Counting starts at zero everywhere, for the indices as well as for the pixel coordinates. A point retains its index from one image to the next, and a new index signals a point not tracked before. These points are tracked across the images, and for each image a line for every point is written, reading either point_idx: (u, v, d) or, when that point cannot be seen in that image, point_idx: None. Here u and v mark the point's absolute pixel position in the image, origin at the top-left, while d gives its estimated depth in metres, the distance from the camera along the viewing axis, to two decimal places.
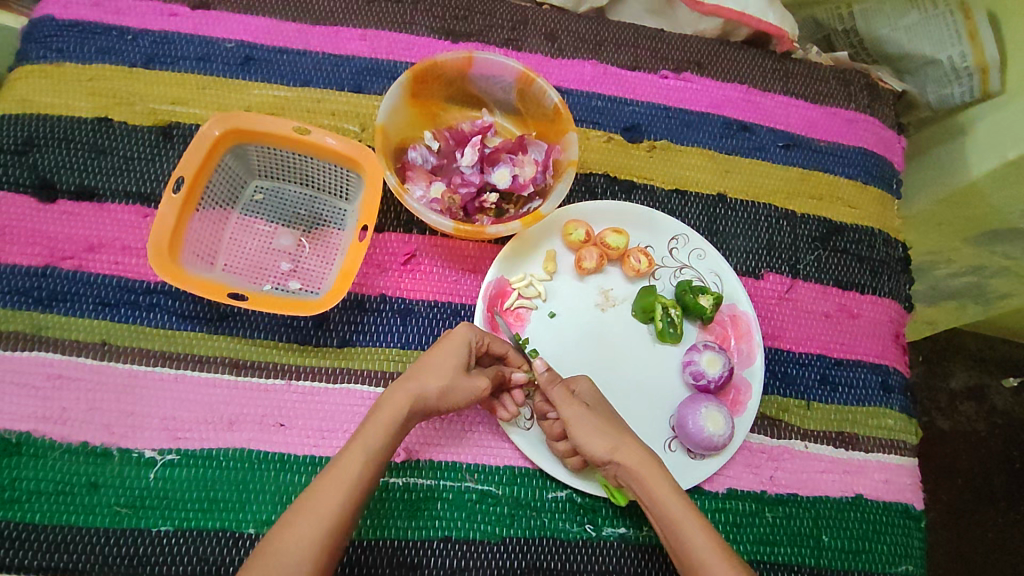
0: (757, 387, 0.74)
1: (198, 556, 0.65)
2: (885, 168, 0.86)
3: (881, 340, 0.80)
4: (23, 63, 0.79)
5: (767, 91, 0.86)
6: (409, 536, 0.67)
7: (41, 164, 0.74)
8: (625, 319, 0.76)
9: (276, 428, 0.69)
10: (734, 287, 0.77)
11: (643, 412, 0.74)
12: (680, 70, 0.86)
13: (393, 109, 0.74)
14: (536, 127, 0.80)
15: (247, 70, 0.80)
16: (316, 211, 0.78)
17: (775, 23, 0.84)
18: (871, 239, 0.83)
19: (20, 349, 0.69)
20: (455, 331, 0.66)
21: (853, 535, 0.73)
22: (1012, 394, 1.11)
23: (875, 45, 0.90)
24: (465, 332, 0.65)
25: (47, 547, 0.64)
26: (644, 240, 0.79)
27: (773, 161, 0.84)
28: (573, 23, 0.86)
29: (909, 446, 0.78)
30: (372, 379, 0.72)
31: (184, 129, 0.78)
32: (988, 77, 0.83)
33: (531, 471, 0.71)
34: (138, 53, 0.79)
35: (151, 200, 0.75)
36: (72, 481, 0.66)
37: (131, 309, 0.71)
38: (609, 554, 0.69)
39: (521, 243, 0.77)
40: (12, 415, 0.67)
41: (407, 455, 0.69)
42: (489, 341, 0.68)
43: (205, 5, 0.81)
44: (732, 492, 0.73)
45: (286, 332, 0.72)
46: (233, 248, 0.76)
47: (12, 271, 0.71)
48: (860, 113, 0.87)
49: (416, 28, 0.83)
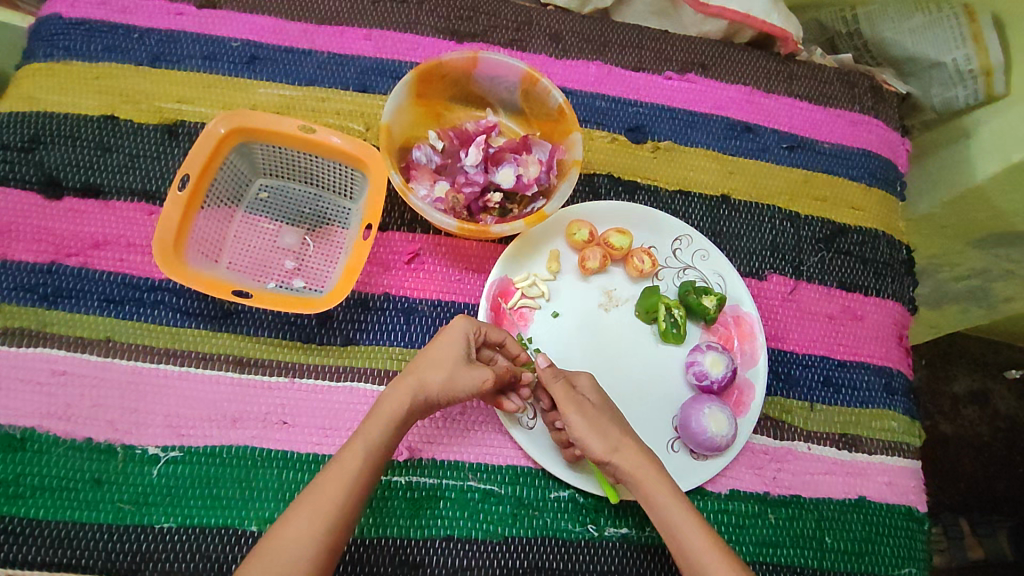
0: (760, 388, 0.73)
1: (201, 553, 0.65)
2: (889, 171, 0.86)
3: (884, 343, 0.80)
4: (29, 61, 0.79)
5: (771, 93, 0.86)
6: (411, 534, 0.67)
7: (47, 161, 0.74)
8: (628, 319, 0.76)
9: (279, 426, 0.69)
10: (738, 287, 0.77)
11: (646, 413, 0.74)
12: (685, 71, 0.86)
13: (399, 109, 0.74)
14: (541, 128, 0.80)
15: (253, 69, 0.81)
16: (321, 209, 0.78)
17: (779, 26, 0.84)
18: (875, 241, 0.83)
19: (24, 345, 0.69)
20: (452, 323, 0.65)
21: (856, 537, 0.73)
22: (1015, 399, 1.11)
23: (879, 48, 0.90)
24: (464, 323, 0.65)
25: (50, 543, 0.64)
26: (648, 240, 0.79)
27: (776, 162, 0.84)
28: (578, 23, 0.86)
29: (912, 448, 0.77)
30: (376, 378, 0.72)
31: (190, 127, 0.78)
32: (992, 79, 0.83)
33: (533, 471, 0.71)
34: (145, 51, 0.80)
35: (156, 198, 0.75)
36: (77, 477, 0.66)
37: (135, 306, 0.71)
38: (612, 554, 0.69)
39: (525, 243, 0.77)
40: (17, 411, 0.67)
41: (409, 454, 0.69)
42: (487, 331, 0.67)
43: (211, 4, 0.82)
44: (735, 494, 0.73)
45: (289, 330, 0.72)
46: (238, 246, 0.76)
47: (18, 268, 0.71)
48: (864, 115, 0.87)
49: (421, 28, 0.84)
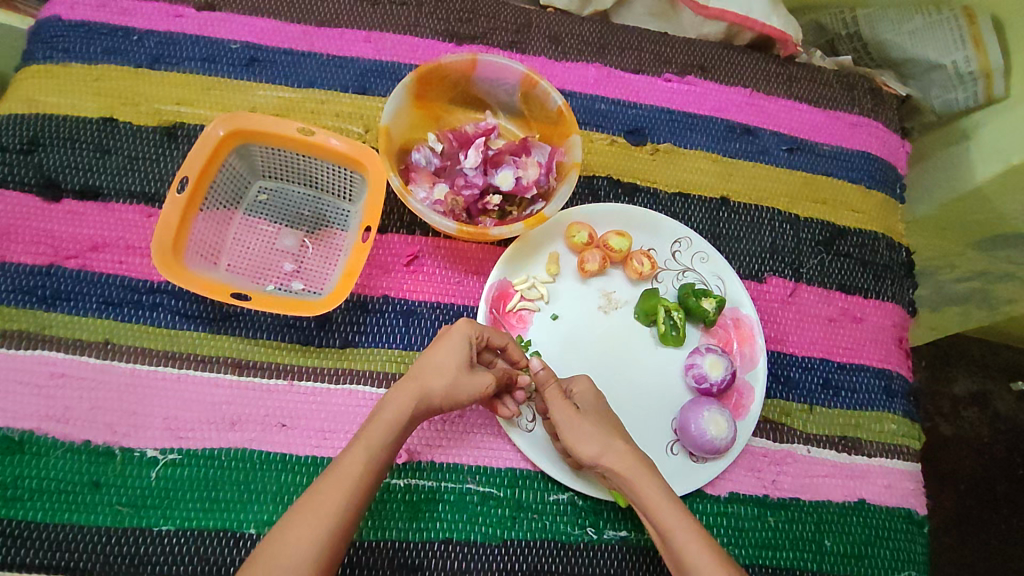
0: (759, 391, 0.73)
1: (199, 556, 0.65)
2: (889, 173, 0.86)
3: (884, 346, 0.80)
4: (28, 63, 0.79)
5: (771, 95, 0.86)
6: (410, 537, 0.67)
7: (46, 163, 0.74)
8: (627, 321, 0.76)
9: (278, 428, 0.69)
10: (737, 290, 0.77)
11: (645, 415, 0.74)
12: (684, 73, 0.86)
13: (398, 111, 0.74)
14: (540, 130, 0.80)
15: (252, 71, 0.80)
16: (320, 211, 0.78)
17: (778, 27, 0.84)
18: (874, 243, 0.83)
19: (22, 348, 0.69)
20: (453, 327, 0.65)
21: (855, 540, 0.73)
22: (1016, 401, 1.10)
23: (878, 50, 0.90)
24: (467, 328, 0.65)
25: (49, 546, 0.64)
26: (646, 243, 0.79)
27: (776, 164, 0.84)
28: (577, 26, 0.86)
29: (912, 451, 0.77)
30: (374, 380, 0.72)
31: (189, 129, 0.78)
32: (992, 82, 0.83)
33: (532, 473, 0.71)
34: (144, 53, 0.80)
35: (155, 200, 0.75)
36: (74, 480, 0.66)
37: (134, 308, 0.71)
38: (610, 557, 0.69)
39: (524, 245, 0.77)
40: (16, 414, 0.67)
41: (408, 457, 0.69)
42: (490, 336, 0.67)
43: (211, 7, 0.82)
44: (734, 496, 0.73)
45: (288, 332, 0.72)
46: (237, 248, 0.76)
47: (15, 270, 0.71)
48: (863, 117, 0.87)
49: (421, 30, 0.84)
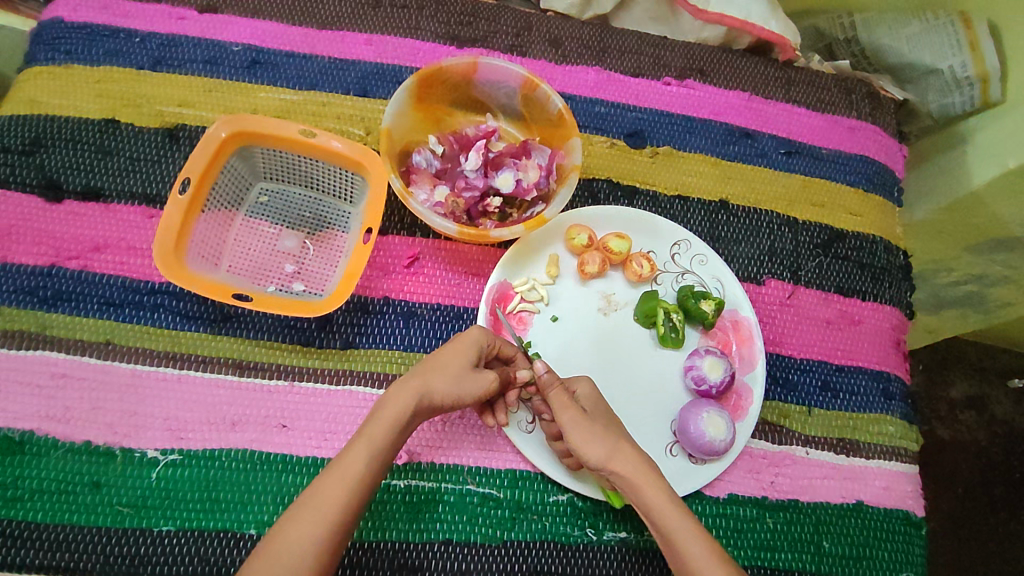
0: (758, 392, 0.74)
1: (199, 556, 0.65)
2: (887, 176, 0.86)
3: (882, 349, 0.80)
4: (30, 64, 0.79)
5: (769, 99, 0.87)
6: (410, 538, 0.68)
7: (48, 164, 0.75)
8: (626, 323, 0.77)
9: (278, 429, 0.69)
10: (736, 292, 0.77)
11: (644, 417, 0.74)
12: (683, 77, 0.86)
13: (398, 113, 0.75)
14: (540, 133, 0.81)
15: (254, 73, 0.81)
16: (321, 213, 0.78)
17: (776, 31, 0.84)
18: (872, 246, 0.83)
19: (23, 348, 0.69)
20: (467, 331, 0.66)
21: (853, 541, 0.74)
22: (1012, 404, 1.11)
23: (875, 55, 0.91)
24: (479, 333, 0.65)
25: (48, 546, 0.64)
26: (645, 244, 0.79)
27: (774, 168, 0.84)
28: (577, 30, 0.87)
29: (910, 453, 0.78)
30: (375, 381, 0.72)
31: (191, 130, 0.78)
32: (988, 87, 0.83)
33: (531, 475, 0.71)
34: (146, 55, 0.80)
35: (157, 201, 0.75)
36: (73, 481, 0.66)
37: (135, 309, 0.71)
38: (610, 557, 0.70)
39: (523, 247, 0.77)
40: (17, 414, 0.67)
41: (409, 457, 0.70)
42: (501, 344, 0.68)
43: (212, 9, 0.82)
44: (733, 498, 0.73)
45: (289, 333, 0.73)
46: (239, 249, 0.76)
47: (17, 270, 0.71)
48: (861, 121, 0.88)
49: (421, 33, 0.84)
